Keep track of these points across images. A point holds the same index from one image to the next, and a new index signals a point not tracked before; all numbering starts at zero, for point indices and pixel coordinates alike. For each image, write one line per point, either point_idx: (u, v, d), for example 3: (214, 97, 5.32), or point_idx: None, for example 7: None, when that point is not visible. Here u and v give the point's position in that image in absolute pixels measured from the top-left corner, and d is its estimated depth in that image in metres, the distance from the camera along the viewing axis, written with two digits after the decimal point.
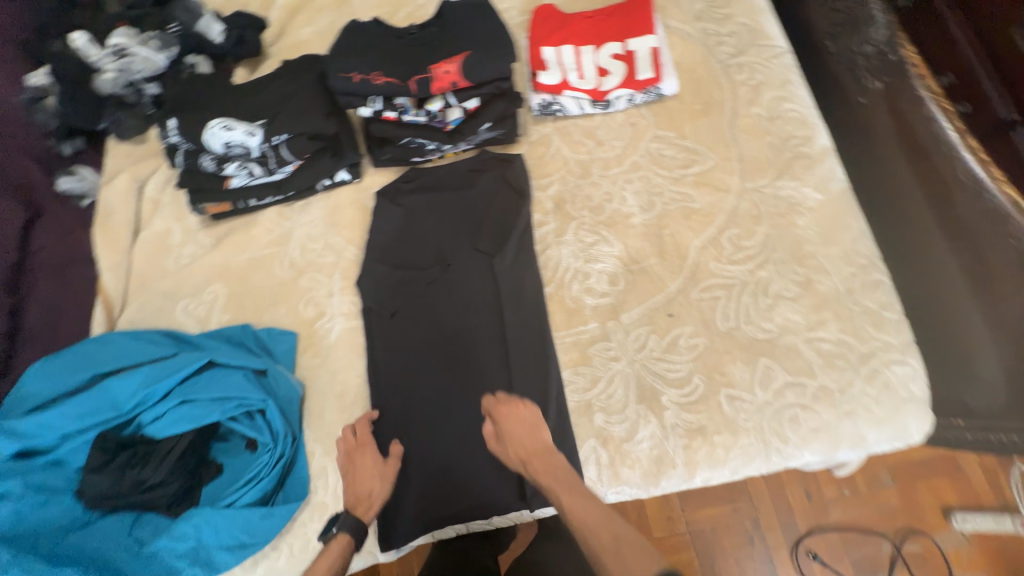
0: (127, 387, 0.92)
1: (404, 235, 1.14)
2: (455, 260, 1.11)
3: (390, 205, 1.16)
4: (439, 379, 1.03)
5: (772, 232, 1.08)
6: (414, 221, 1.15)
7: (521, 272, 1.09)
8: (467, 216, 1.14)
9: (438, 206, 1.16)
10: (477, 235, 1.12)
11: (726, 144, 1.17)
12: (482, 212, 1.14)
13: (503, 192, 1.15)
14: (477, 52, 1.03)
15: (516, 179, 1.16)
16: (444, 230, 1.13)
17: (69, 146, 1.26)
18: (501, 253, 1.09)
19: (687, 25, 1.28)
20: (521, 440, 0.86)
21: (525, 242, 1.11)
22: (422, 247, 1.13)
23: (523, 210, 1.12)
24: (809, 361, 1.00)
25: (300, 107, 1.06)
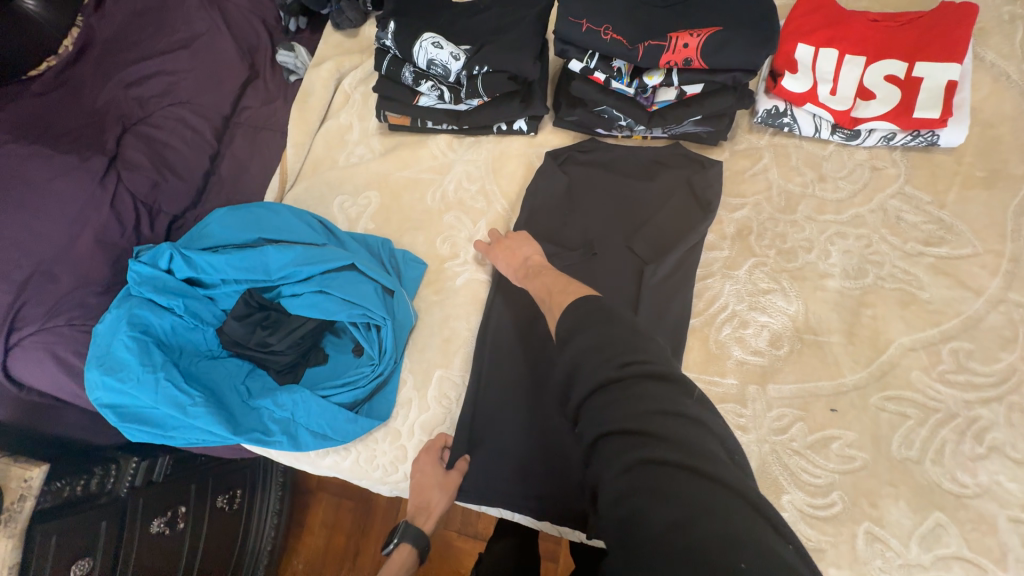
0: (280, 259, 1.00)
1: (559, 205, 1.06)
2: (603, 252, 1.00)
3: (556, 169, 1.07)
4: (545, 364, 0.98)
5: (1022, 368, 0.81)
6: (574, 194, 1.06)
7: (671, 293, 0.96)
8: (632, 210, 1.03)
9: (604, 189, 1.05)
10: (637, 232, 1.00)
11: (1001, 234, 0.88)
12: (651, 211, 1.02)
13: (683, 198, 1.01)
14: (732, 31, 0.85)
15: (705, 188, 1.00)
16: (603, 217, 1.03)
17: (294, 24, 1.35)
18: (657, 263, 0.96)
19: (1010, 63, 0.95)
20: (510, 250, 0.97)
21: (689, 261, 0.97)
22: (572, 225, 1.04)
23: (703, 225, 0.96)
24: (1004, 546, 0.76)
25: (512, 43, 0.98)
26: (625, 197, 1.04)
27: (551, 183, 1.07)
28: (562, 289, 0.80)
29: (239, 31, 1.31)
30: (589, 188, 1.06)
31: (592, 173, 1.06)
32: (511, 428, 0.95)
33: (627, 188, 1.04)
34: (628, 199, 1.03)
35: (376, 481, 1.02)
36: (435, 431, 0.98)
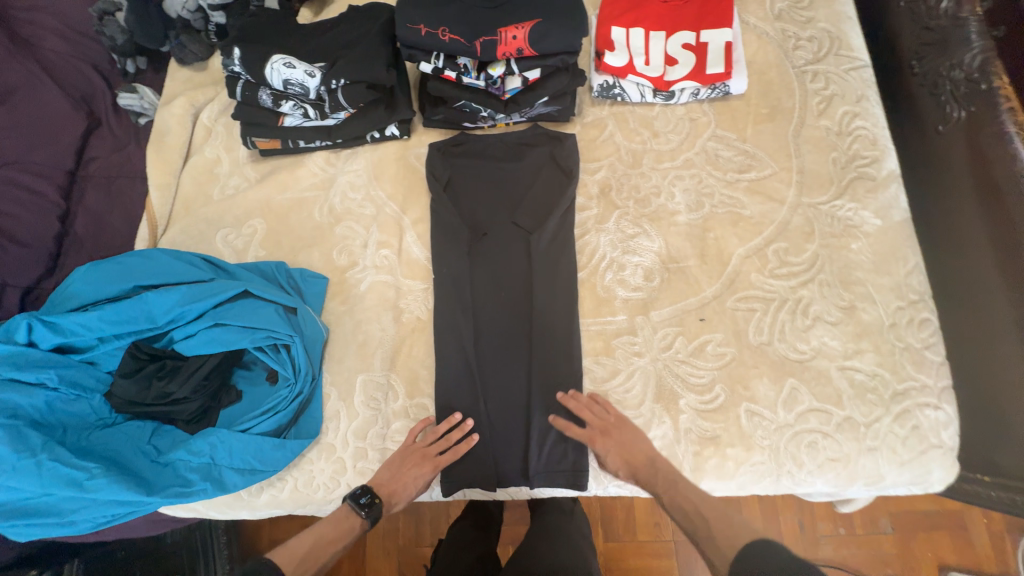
0: (164, 302, 0.95)
1: (450, 196, 1.12)
2: (491, 231, 1.10)
3: (441, 165, 1.14)
4: (458, 342, 1.04)
5: (822, 252, 1.04)
6: (459, 184, 1.14)
7: (557, 253, 1.07)
8: (511, 190, 1.13)
9: (485, 176, 1.14)
10: (519, 208, 1.10)
11: (787, 154, 1.11)
12: (528, 187, 1.13)
13: (549, 170, 1.13)
14: (549, 20, 0.98)
15: (566, 158, 1.12)
16: (486, 201, 1.12)
17: (132, 65, 1.27)
18: (540, 230, 1.07)
19: (766, 24, 1.21)
20: (623, 445, 0.94)
21: (566, 223, 1.09)
22: (458, 212, 1.11)
23: (569, 191, 1.10)
24: (839, 390, 0.97)
25: (361, 54, 1.03)
26: (504, 179, 1.14)
27: (438, 176, 1.13)
28: (714, 532, 0.81)
29: (65, 79, 1.21)
30: (471, 175, 1.14)
31: (472, 162, 1.15)
32: (445, 407, 1.01)
33: (504, 171, 1.14)
34: (506, 180, 1.14)
35: (321, 503, 1.00)
36: (368, 435, 1.00)
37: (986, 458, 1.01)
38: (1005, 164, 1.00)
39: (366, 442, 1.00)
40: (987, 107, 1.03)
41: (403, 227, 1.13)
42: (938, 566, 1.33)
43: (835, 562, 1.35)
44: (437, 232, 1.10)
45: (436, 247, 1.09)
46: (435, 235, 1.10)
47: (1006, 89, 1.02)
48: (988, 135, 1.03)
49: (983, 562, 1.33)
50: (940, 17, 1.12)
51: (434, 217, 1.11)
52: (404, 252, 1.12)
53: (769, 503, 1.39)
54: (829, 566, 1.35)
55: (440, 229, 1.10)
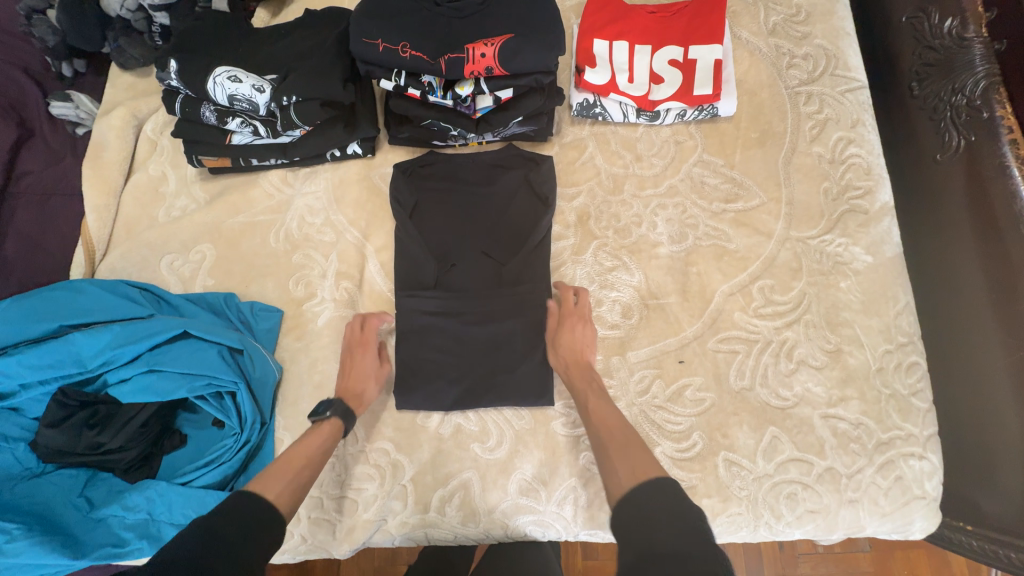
0: (93, 345, 0.86)
1: (415, 223, 1.04)
2: (459, 261, 1.03)
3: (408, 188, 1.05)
4: (421, 383, 0.97)
5: (810, 290, 0.98)
6: (425, 209, 1.05)
7: (531, 285, 0.99)
8: (481, 215, 1.05)
9: (454, 199, 1.06)
10: (490, 237, 1.04)
11: (777, 184, 1.05)
12: (499, 214, 1.05)
13: (522, 197, 1.05)
14: (521, 37, 0.90)
15: (541, 183, 1.04)
16: (454, 227, 1.04)
17: (68, 68, 1.16)
18: (511, 261, 1.00)
19: (759, 39, 1.13)
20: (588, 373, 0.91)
21: (541, 253, 1.01)
22: (424, 240, 1.03)
23: (544, 219, 1.01)
24: (821, 439, 0.92)
25: (316, 68, 0.94)
26: (474, 205, 1.06)
27: (404, 201, 1.04)
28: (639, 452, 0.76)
29: None
30: (439, 200, 1.06)
31: (440, 185, 1.07)
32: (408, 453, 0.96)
33: (474, 196, 1.06)
34: (477, 205, 1.06)
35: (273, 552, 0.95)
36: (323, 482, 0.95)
37: (972, 506, 0.97)
38: (1003, 201, 0.95)
39: (323, 491, 0.95)
40: (988, 137, 0.98)
41: (365, 256, 1.05)
42: None
43: None
44: (401, 261, 1.03)
45: (402, 275, 1.02)
46: (399, 265, 1.02)
47: (1008, 119, 0.96)
48: (988, 167, 0.97)
49: None
50: (944, 37, 1.05)
51: (399, 247, 1.03)
52: (366, 283, 1.04)
53: None
54: None
55: (405, 260, 1.02)
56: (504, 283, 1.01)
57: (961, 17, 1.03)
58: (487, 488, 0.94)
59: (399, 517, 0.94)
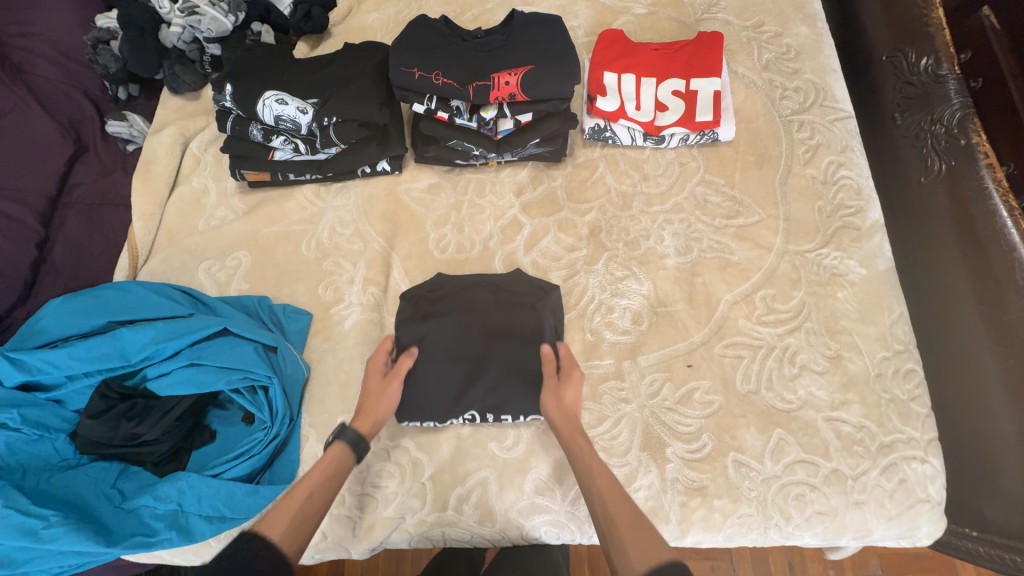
0: (138, 340, 0.92)
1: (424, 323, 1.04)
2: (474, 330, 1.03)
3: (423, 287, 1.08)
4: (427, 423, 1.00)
5: (809, 300, 1.05)
6: (436, 306, 1.05)
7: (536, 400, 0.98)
8: (493, 312, 1.04)
9: (464, 300, 1.06)
10: (502, 337, 1.02)
11: (774, 202, 1.13)
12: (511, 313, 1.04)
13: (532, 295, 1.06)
14: (542, 68, 1.01)
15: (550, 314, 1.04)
16: (470, 304, 1.05)
17: (124, 92, 1.27)
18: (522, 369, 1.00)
19: (754, 74, 1.24)
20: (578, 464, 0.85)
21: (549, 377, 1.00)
22: (441, 301, 1.06)
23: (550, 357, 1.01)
24: (826, 442, 0.96)
25: (356, 93, 1.04)
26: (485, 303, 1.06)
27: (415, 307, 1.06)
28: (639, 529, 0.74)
29: (52, 104, 1.20)
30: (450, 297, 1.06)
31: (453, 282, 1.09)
32: (426, 452, 1.00)
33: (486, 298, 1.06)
34: (488, 302, 1.06)
35: None
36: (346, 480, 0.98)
37: (975, 513, 0.99)
38: (986, 218, 1.02)
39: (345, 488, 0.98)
40: (966, 162, 1.07)
41: (391, 264, 1.13)
42: None
43: None
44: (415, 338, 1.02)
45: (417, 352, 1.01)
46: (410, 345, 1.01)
47: (984, 146, 1.06)
48: (969, 188, 1.06)
49: None
50: (921, 73, 1.17)
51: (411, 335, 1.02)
52: (392, 289, 1.10)
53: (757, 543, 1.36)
54: None
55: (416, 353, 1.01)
56: (517, 373, 1.00)
57: (935, 56, 1.15)
58: (504, 488, 0.97)
59: (417, 516, 0.97)
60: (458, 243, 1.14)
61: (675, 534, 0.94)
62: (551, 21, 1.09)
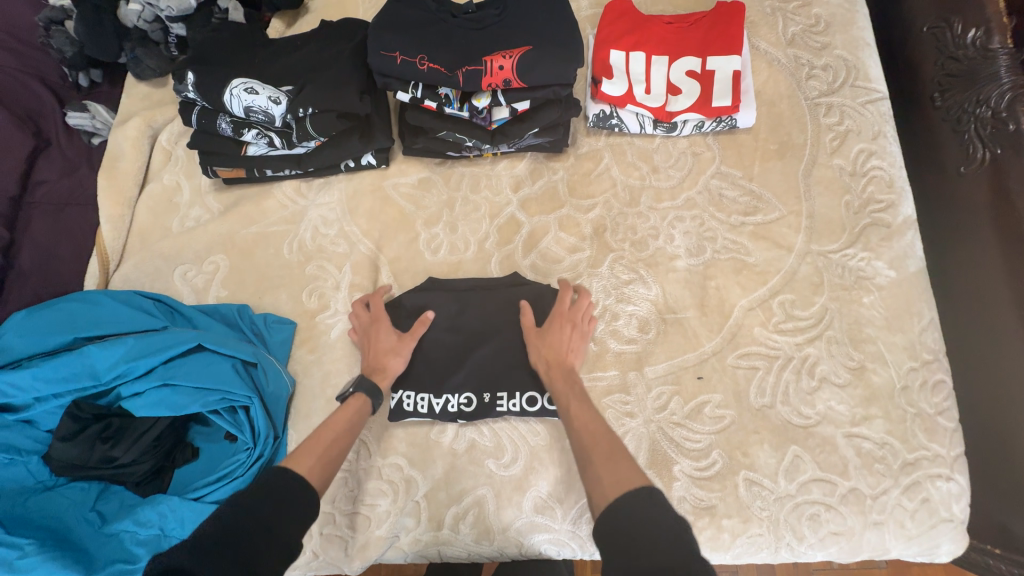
0: (108, 358, 0.85)
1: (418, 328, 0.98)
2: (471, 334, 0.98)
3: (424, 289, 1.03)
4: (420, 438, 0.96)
5: (831, 306, 0.96)
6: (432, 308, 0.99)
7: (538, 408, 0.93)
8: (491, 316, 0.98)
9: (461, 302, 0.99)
10: (501, 342, 0.97)
11: (797, 196, 1.03)
12: (509, 316, 0.98)
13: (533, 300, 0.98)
14: (540, 50, 0.90)
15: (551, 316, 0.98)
16: (466, 306, 0.99)
17: (85, 78, 1.16)
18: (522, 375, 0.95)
19: (778, 49, 1.11)
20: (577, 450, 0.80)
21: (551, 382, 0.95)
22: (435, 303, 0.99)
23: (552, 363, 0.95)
24: (844, 459, 0.90)
25: (333, 80, 0.94)
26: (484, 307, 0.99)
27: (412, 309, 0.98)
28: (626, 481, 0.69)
29: (9, 95, 1.10)
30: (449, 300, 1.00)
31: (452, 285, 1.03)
32: (420, 468, 0.95)
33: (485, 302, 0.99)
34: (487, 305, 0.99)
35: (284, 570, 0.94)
36: (335, 498, 0.94)
37: (1000, 530, 0.93)
38: None
39: (335, 506, 0.94)
40: (1015, 150, 0.96)
41: (379, 268, 1.05)
42: None
43: None
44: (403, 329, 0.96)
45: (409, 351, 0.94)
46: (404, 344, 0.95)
47: None
48: (1016, 180, 0.95)
49: None
50: (968, 47, 1.04)
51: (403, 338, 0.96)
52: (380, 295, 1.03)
53: None
54: None
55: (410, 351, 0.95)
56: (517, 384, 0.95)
57: (986, 28, 1.02)
58: (502, 506, 0.93)
59: (412, 534, 0.92)
60: (452, 244, 1.06)
61: None
62: None
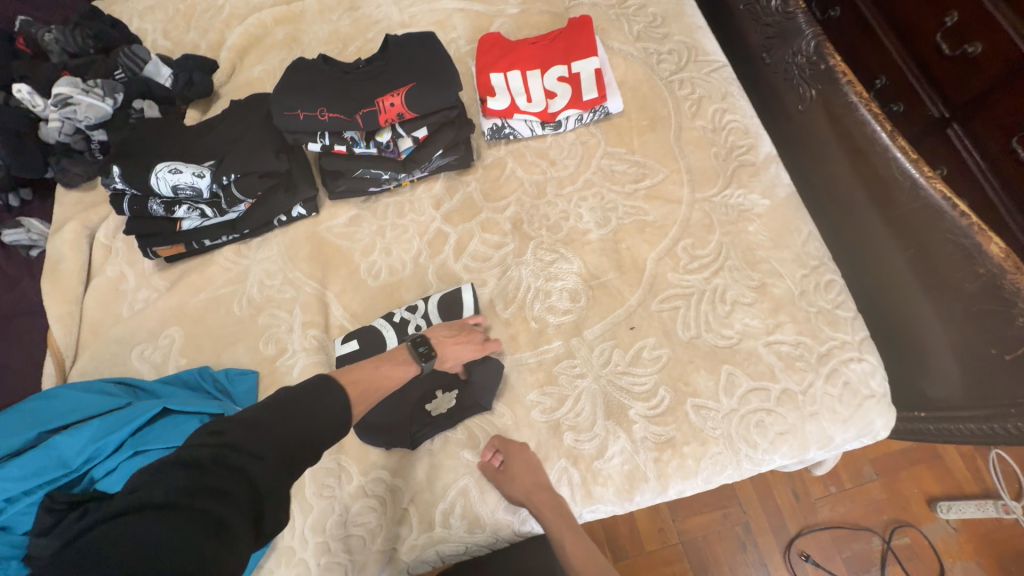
0: (74, 444, 0.88)
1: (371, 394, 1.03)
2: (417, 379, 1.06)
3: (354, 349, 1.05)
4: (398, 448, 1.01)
5: (725, 240, 1.11)
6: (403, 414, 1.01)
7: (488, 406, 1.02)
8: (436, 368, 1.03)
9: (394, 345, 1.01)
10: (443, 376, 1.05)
11: (674, 157, 1.19)
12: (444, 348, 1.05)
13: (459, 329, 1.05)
14: (422, 83, 1.04)
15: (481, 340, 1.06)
16: None
17: (15, 197, 1.24)
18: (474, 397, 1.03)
19: (629, 46, 1.32)
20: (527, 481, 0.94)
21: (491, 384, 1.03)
22: None
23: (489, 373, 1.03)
24: (770, 366, 1.01)
25: (248, 147, 1.06)
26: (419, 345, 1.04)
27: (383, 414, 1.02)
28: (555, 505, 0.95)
29: None
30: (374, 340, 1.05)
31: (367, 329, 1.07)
32: (399, 476, 1.00)
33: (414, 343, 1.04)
34: None
35: None
36: (326, 526, 0.96)
37: (919, 394, 1.08)
38: (859, 129, 1.10)
39: (327, 535, 0.96)
40: (829, 83, 1.16)
41: (327, 303, 1.13)
42: (927, 500, 1.41)
43: (833, 520, 1.41)
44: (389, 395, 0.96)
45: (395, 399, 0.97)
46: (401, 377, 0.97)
47: (840, 66, 1.15)
48: (839, 106, 1.14)
49: (963, 483, 1.42)
50: (773, 14, 1.27)
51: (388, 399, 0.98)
52: (333, 327, 1.11)
53: (759, 481, 1.45)
54: (829, 528, 1.40)
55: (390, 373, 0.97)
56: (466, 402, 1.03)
57: None
58: (485, 491, 0.98)
59: (408, 542, 0.96)
60: (390, 266, 1.15)
61: (657, 491, 0.97)
62: (423, 38, 1.13)
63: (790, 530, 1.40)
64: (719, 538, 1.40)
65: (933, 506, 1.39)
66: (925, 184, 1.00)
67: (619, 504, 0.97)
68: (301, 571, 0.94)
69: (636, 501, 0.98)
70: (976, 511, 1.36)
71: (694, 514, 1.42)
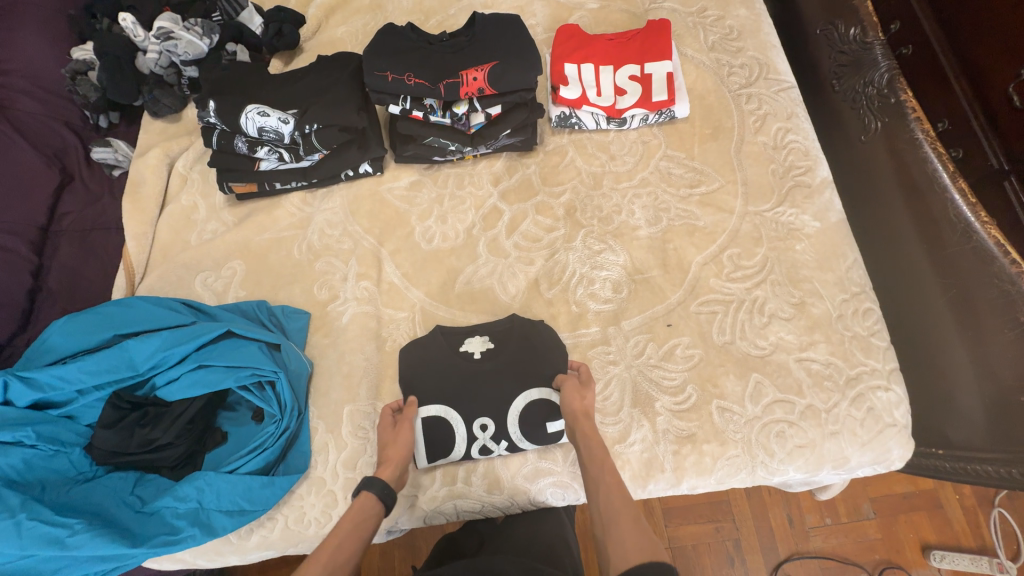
0: (144, 349, 0.96)
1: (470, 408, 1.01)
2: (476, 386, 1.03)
3: (491, 426, 1.00)
4: None
5: (770, 255, 1.14)
6: (526, 361, 1.04)
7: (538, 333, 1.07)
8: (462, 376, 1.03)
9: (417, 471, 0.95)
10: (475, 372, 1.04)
11: (731, 169, 1.22)
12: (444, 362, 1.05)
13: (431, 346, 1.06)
14: (504, 62, 1.09)
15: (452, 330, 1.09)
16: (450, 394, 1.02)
17: (105, 120, 1.31)
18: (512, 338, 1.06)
19: (702, 55, 1.34)
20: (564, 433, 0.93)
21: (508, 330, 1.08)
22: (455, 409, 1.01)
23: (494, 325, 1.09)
24: (798, 380, 1.05)
25: (334, 101, 1.11)
26: (469, 371, 1.04)
27: (553, 406, 1.01)
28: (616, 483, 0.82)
29: (37, 137, 1.23)
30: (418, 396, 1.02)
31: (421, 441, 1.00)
32: None
33: (460, 358, 1.05)
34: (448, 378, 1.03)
35: (313, 539, 1.00)
36: (357, 465, 1.01)
37: (939, 433, 1.09)
38: (919, 166, 1.12)
39: (356, 473, 1.01)
40: (897, 117, 1.18)
41: (381, 259, 1.18)
42: (921, 547, 1.42)
43: (825, 551, 1.43)
44: (372, 507, 0.86)
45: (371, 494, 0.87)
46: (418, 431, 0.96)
47: (911, 102, 1.17)
48: (904, 142, 1.16)
49: (961, 536, 1.43)
50: (851, 43, 1.29)
51: (379, 500, 0.86)
52: (384, 282, 1.16)
53: (757, 500, 1.48)
54: (820, 557, 1.42)
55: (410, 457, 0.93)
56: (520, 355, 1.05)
57: (861, 26, 1.28)
58: (508, 457, 1.03)
59: (429, 492, 1.02)
60: (443, 234, 1.21)
61: (671, 482, 1.01)
62: (508, 20, 1.18)
63: (780, 554, 1.43)
64: (709, 549, 1.44)
65: (927, 553, 1.41)
66: (979, 228, 1.02)
67: (633, 489, 1.02)
68: (323, 510, 0.99)
69: (649, 489, 1.02)
70: (967, 563, 1.38)
71: (689, 523, 1.46)
